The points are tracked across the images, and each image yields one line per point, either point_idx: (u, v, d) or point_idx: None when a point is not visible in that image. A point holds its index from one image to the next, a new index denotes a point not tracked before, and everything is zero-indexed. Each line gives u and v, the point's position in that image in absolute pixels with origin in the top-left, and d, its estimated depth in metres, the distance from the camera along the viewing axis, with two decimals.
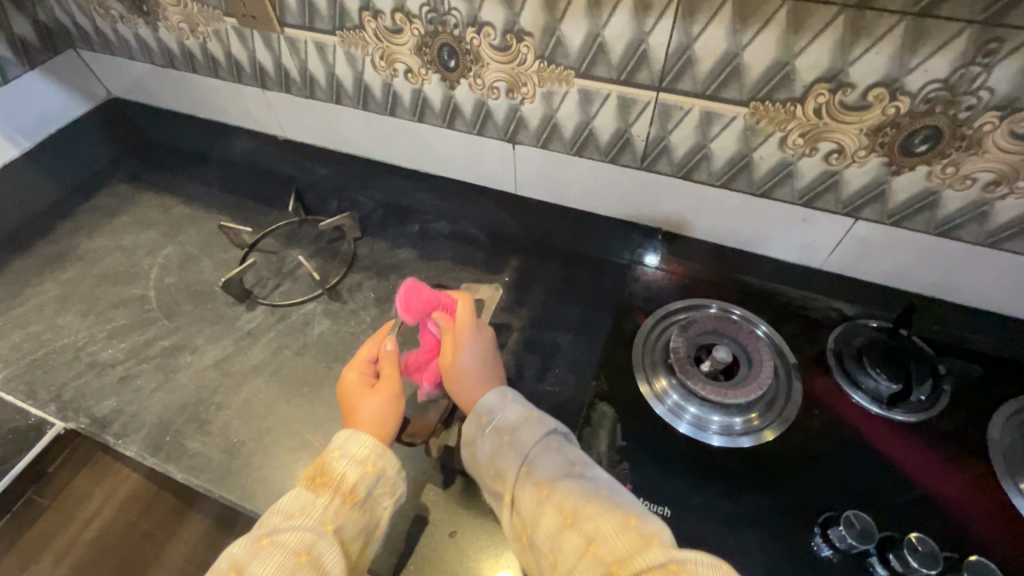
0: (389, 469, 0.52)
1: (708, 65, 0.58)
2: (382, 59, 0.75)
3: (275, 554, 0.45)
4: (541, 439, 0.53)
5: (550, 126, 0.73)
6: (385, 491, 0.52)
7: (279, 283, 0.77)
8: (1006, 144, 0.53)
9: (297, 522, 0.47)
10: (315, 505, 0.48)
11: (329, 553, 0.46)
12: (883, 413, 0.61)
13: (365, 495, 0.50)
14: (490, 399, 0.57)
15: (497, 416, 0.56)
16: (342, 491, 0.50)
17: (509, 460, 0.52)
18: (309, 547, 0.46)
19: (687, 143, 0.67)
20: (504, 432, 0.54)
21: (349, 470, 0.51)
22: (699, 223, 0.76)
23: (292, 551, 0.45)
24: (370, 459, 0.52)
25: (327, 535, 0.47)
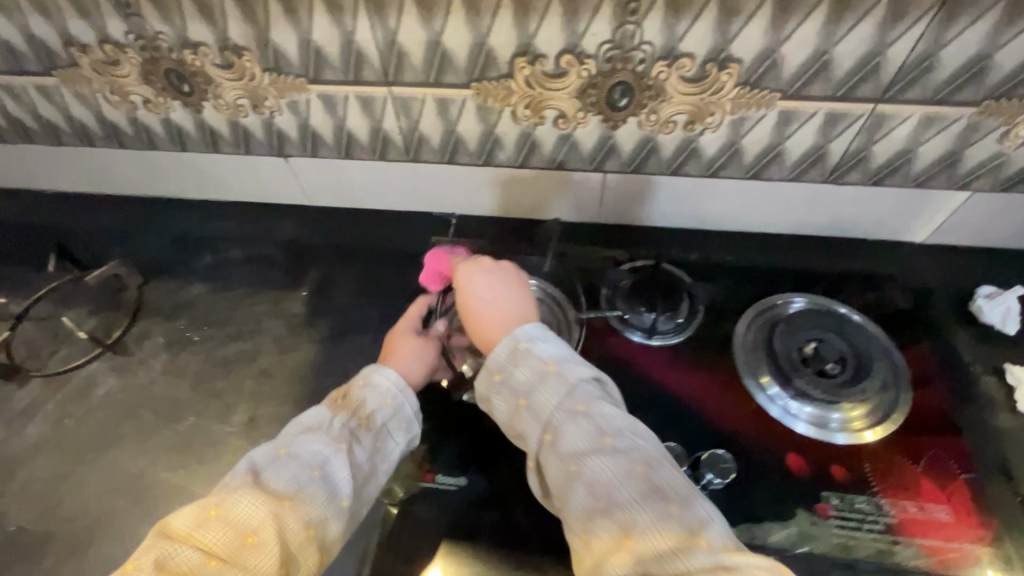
0: (409, 405, 0.55)
1: (419, 55, 0.60)
2: (114, 94, 0.70)
3: (294, 459, 0.49)
4: (563, 401, 0.48)
5: (310, 134, 0.72)
6: (398, 427, 0.54)
7: (56, 349, 0.71)
8: (683, 89, 0.59)
9: (310, 438, 0.50)
10: (336, 422, 0.52)
11: (338, 473, 0.49)
12: (655, 342, 0.67)
13: (379, 426, 0.54)
14: (502, 356, 0.51)
15: (510, 374, 0.50)
16: (362, 415, 0.53)
17: (529, 428, 0.49)
18: (322, 464, 0.49)
19: (437, 129, 0.69)
20: (521, 396, 0.49)
21: (370, 402, 0.54)
22: (484, 201, 0.79)
23: (305, 465, 0.49)
24: (391, 394, 0.55)
25: (339, 455, 0.50)
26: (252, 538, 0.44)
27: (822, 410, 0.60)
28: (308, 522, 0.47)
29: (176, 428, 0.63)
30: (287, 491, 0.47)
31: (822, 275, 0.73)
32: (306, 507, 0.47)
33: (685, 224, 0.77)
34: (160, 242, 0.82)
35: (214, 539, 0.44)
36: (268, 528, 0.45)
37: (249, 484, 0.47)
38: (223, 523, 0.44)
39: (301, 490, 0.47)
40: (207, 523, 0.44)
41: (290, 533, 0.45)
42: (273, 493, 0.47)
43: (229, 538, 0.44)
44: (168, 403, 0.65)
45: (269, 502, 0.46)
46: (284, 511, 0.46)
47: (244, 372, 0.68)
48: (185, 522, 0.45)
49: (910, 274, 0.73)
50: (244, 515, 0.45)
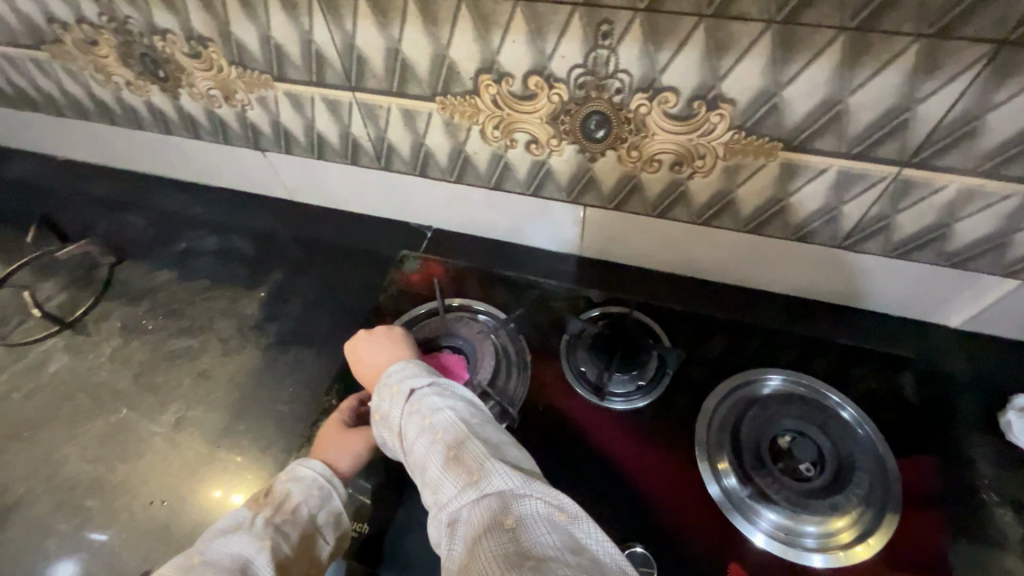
0: (336, 497, 0.50)
1: (379, 62, 0.55)
2: (98, 72, 0.70)
3: (213, 565, 0.41)
4: (403, 406, 0.45)
5: (282, 132, 0.69)
6: (331, 519, 0.48)
7: (23, 319, 0.73)
8: (668, 126, 0.51)
9: (230, 539, 0.43)
10: (261, 520, 0.45)
11: (264, 573, 0.42)
12: (607, 405, 0.60)
13: (307, 518, 0.47)
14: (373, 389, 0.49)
15: (374, 404, 0.48)
16: (287, 510, 0.47)
17: (390, 442, 0.45)
18: (245, 565, 0.41)
19: (405, 141, 0.64)
20: (382, 416, 0.47)
21: (298, 492, 0.48)
22: (460, 219, 0.74)
23: (225, 568, 0.41)
24: (318, 484, 0.49)
25: (266, 551, 0.43)
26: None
27: (791, 520, 0.51)
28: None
29: (108, 418, 0.64)
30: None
31: (829, 348, 0.63)
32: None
33: (675, 269, 0.70)
34: (142, 223, 0.83)
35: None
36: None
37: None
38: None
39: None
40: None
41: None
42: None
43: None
44: (108, 391, 0.66)
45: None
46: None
47: (186, 370, 0.67)
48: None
49: (928, 361, 0.62)
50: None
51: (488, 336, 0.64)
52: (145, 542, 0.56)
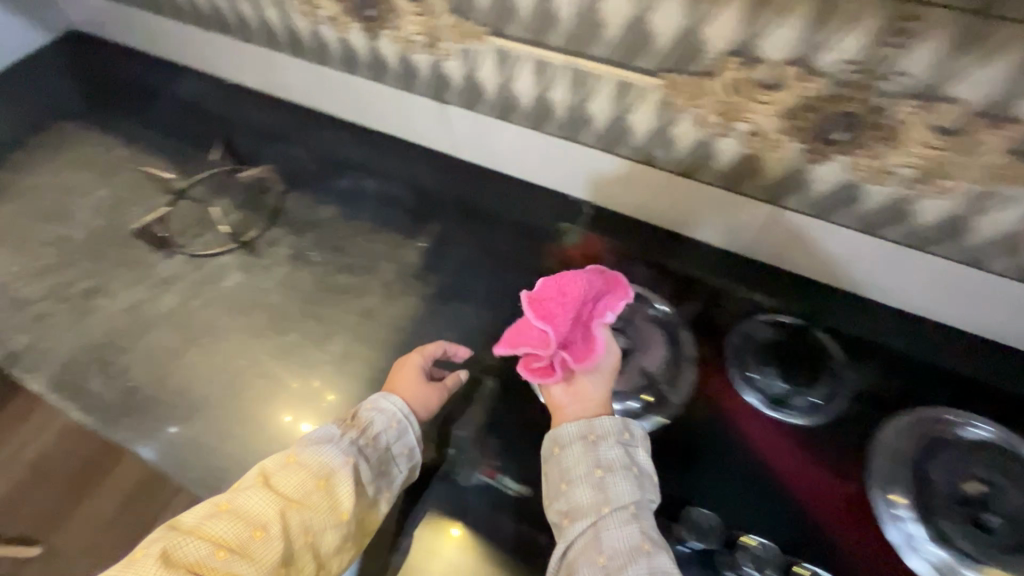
0: (412, 433, 0.55)
1: (616, 30, 0.53)
2: (305, 3, 0.71)
3: (310, 468, 0.50)
4: (626, 490, 0.48)
5: (472, 87, 0.69)
6: (405, 455, 0.54)
7: (200, 232, 0.77)
8: (929, 139, 0.47)
9: (323, 449, 0.52)
10: (344, 440, 0.53)
11: (343, 485, 0.50)
12: (775, 413, 0.58)
13: (382, 446, 0.54)
14: (620, 424, 0.51)
15: (603, 445, 0.50)
16: (369, 436, 0.53)
17: (626, 490, 0.47)
18: (330, 475, 0.50)
19: (605, 113, 0.62)
20: (633, 464, 0.49)
21: (383, 421, 0.54)
22: (629, 201, 0.73)
23: (314, 474, 0.50)
24: (397, 418, 0.55)
25: (345, 468, 0.51)
26: (260, 533, 0.47)
27: (955, 560, 0.48)
28: (309, 530, 0.49)
29: (278, 339, 0.67)
30: (299, 494, 0.49)
31: None
32: (315, 513, 0.49)
33: (853, 288, 0.66)
34: (306, 156, 0.85)
35: (225, 531, 0.47)
36: (276, 525, 0.48)
37: (260, 485, 0.50)
38: (232, 516, 0.48)
39: (309, 496, 0.49)
40: (218, 515, 0.48)
41: (296, 534, 0.48)
42: (284, 495, 0.49)
43: (239, 531, 0.47)
44: (278, 314, 0.69)
45: (279, 501, 0.49)
46: (291, 512, 0.48)
47: (351, 306, 0.69)
48: (194, 515, 0.48)
49: None
50: (254, 511, 0.48)
51: (659, 327, 0.64)
52: None
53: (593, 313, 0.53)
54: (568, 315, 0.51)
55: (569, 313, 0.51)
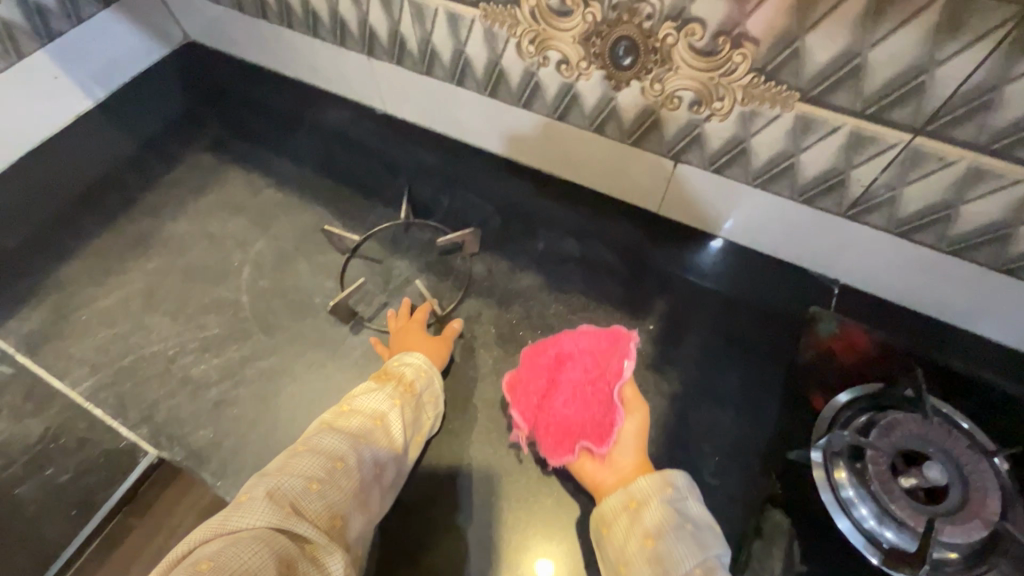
0: (438, 381, 0.58)
1: (1011, 115, 0.43)
2: (532, 43, 0.61)
3: (359, 412, 0.53)
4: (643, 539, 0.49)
5: (735, 151, 0.58)
6: (432, 400, 0.57)
7: (386, 301, 0.67)
8: None
9: (370, 398, 0.55)
10: (385, 388, 0.56)
11: (398, 419, 0.54)
12: None
13: (424, 390, 0.57)
14: (681, 479, 0.52)
15: (655, 505, 0.50)
16: (410, 381, 0.57)
17: (681, 551, 0.47)
18: (384, 415, 0.54)
19: (928, 198, 0.52)
20: (687, 520, 0.49)
21: (409, 371, 0.57)
22: (898, 284, 0.62)
23: (370, 415, 0.53)
24: (426, 369, 0.57)
25: (397, 408, 0.54)
26: (340, 463, 0.49)
27: None
28: (380, 463, 0.52)
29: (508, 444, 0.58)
30: (359, 431, 0.52)
31: None
32: (380, 446, 0.52)
33: None
34: (490, 209, 0.75)
35: (305, 468, 0.48)
36: (351, 457, 0.50)
37: (324, 429, 0.52)
38: (309, 455, 0.49)
39: (371, 431, 0.53)
40: (298, 456, 0.49)
41: (367, 463, 0.51)
42: (348, 433, 0.52)
43: (322, 464, 0.49)
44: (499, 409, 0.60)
45: (347, 438, 0.51)
46: (359, 444, 0.51)
47: None
48: (272, 465, 0.49)
49: None
50: (327, 447, 0.50)
51: (983, 456, 0.51)
52: None
53: (611, 384, 0.55)
54: (536, 392, 0.56)
55: (542, 380, 0.57)
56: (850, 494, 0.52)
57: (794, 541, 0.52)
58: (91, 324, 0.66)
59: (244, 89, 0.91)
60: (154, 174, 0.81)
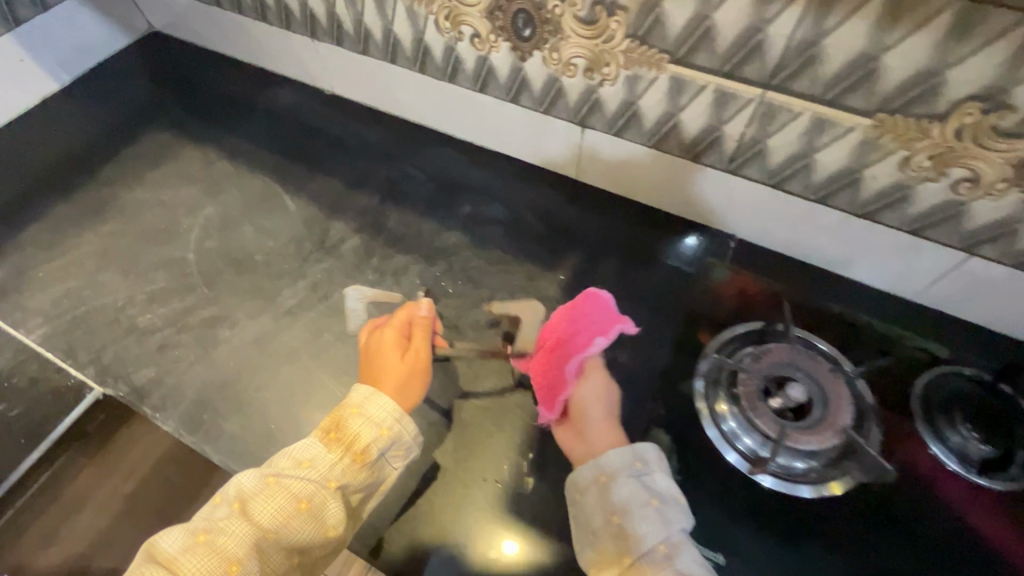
0: (407, 434, 0.54)
1: (833, 66, 0.49)
2: (447, 19, 0.67)
3: (275, 496, 0.50)
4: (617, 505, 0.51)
5: (629, 113, 0.65)
6: (397, 455, 0.54)
7: (322, 258, 0.73)
8: None
9: (304, 473, 0.51)
10: (323, 460, 0.52)
11: (328, 506, 0.50)
12: (968, 475, 0.54)
13: (375, 458, 0.53)
14: (649, 452, 0.54)
15: (626, 476, 0.52)
16: (357, 451, 0.52)
17: (645, 529, 0.49)
18: (310, 497, 0.50)
19: (788, 149, 0.58)
20: (654, 495, 0.51)
21: (370, 433, 0.53)
22: (782, 236, 0.68)
23: (294, 497, 0.50)
24: (388, 424, 0.53)
25: (330, 490, 0.51)
26: (236, 567, 0.47)
27: None
28: (293, 556, 0.50)
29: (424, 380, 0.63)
30: (273, 523, 0.49)
31: None
32: (296, 541, 0.49)
33: None
34: (423, 177, 0.81)
35: (195, 569, 0.46)
36: (251, 560, 0.47)
37: (236, 515, 0.49)
38: (208, 551, 0.47)
39: (288, 522, 0.49)
40: (195, 550, 0.47)
41: (273, 562, 0.49)
42: (259, 524, 0.49)
43: (214, 568, 0.46)
44: None
45: (254, 534, 0.48)
46: (267, 543, 0.49)
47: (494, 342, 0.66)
48: (172, 545, 0.47)
49: None
50: (229, 544, 0.47)
51: (842, 377, 0.58)
52: (484, 519, 0.55)
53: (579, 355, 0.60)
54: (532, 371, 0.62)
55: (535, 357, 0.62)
56: (731, 425, 0.57)
57: (673, 456, 0.57)
58: (47, 279, 0.71)
59: (203, 73, 0.97)
60: (110, 150, 0.87)
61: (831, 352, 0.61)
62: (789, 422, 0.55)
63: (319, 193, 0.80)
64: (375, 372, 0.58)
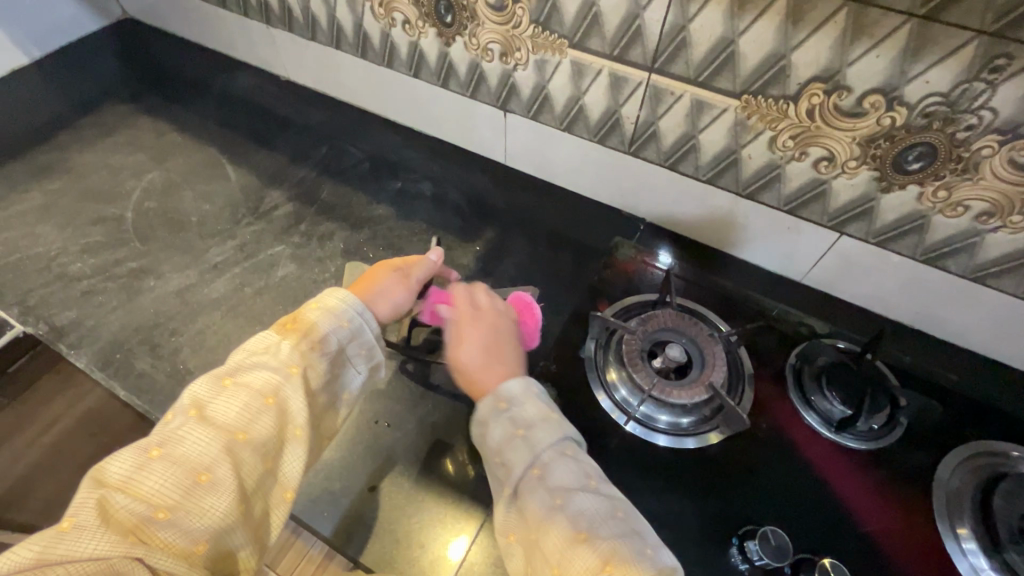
0: (369, 333, 0.53)
1: (702, 50, 0.55)
2: (381, 6, 0.73)
3: (241, 394, 0.46)
4: (509, 429, 0.49)
5: (541, 97, 0.70)
6: (361, 354, 0.52)
7: (253, 222, 0.77)
8: (1005, 173, 0.49)
9: (262, 366, 0.47)
10: (281, 350, 0.48)
11: (294, 399, 0.47)
12: (833, 437, 0.59)
13: (338, 352, 0.51)
14: (513, 388, 0.51)
15: (516, 406, 0.50)
16: (318, 340, 0.50)
17: (519, 458, 0.47)
18: (275, 391, 0.47)
19: (676, 131, 0.63)
20: (524, 424, 0.49)
21: (329, 325, 0.51)
22: (683, 219, 0.73)
23: (257, 393, 0.46)
24: (349, 318, 0.52)
25: (294, 380, 0.47)
26: (206, 477, 0.42)
27: None
28: (268, 458, 0.45)
29: None
30: (240, 422, 0.45)
31: None
32: (264, 442, 0.45)
33: (901, 317, 0.67)
34: (362, 156, 0.86)
35: (159, 484, 0.41)
36: (224, 466, 0.42)
37: (194, 421, 0.44)
38: (168, 465, 0.42)
39: (255, 420, 0.45)
40: (149, 466, 0.41)
41: (247, 468, 0.44)
42: (225, 428, 0.44)
43: (178, 481, 0.41)
44: None
45: (220, 438, 0.43)
46: (238, 446, 0.44)
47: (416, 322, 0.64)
48: (123, 468, 0.41)
49: None
50: (192, 454, 0.42)
51: (719, 341, 0.61)
52: (371, 458, 0.58)
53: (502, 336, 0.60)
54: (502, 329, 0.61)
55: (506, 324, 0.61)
56: (623, 392, 0.60)
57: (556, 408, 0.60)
58: None
59: (166, 55, 1.02)
60: (64, 117, 0.91)
61: (717, 322, 0.65)
62: (671, 381, 0.59)
63: (260, 165, 0.84)
64: (366, 285, 0.58)
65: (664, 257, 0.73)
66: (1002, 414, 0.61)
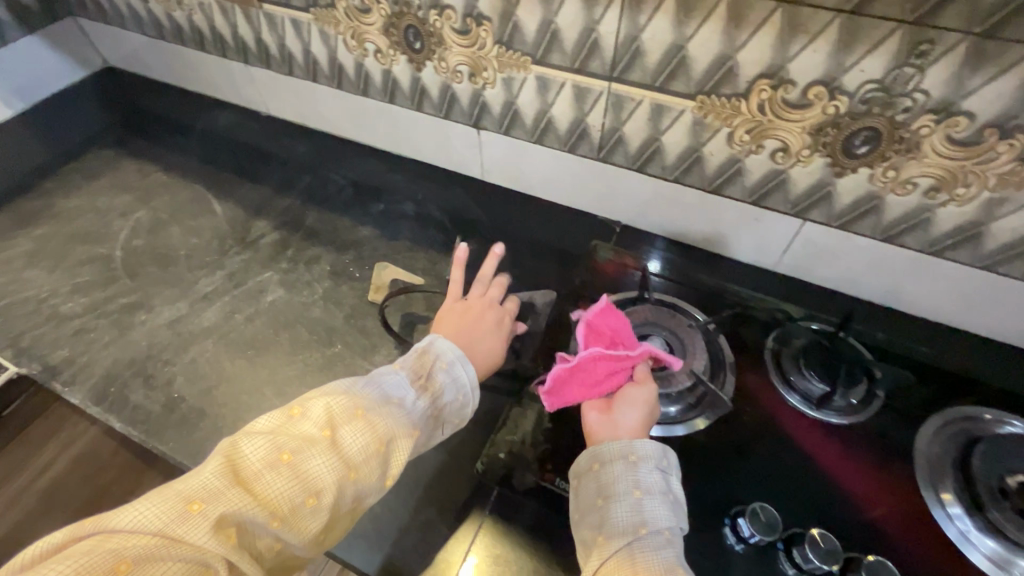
0: (471, 406, 0.52)
1: (655, 57, 0.59)
2: (353, 38, 0.77)
3: (376, 428, 0.45)
4: (593, 491, 0.47)
5: (511, 113, 0.74)
6: (453, 421, 0.51)
7: (239, 251, 0.79)
8: (944, 150, 0.53)
9: (393, 413, 0.47)
10: (414, 406, 0.48)
11: (404, 456, 0.46)
12: (816, 414, 0.60)
13: (445, 417, 0.51)
14: (611, 451, 0.48)
15: (607, 472, 0.47)
16: (439, 404, 0.50)
17: (588, 521, 0.46)
18: (392, 441, 0.45)
19: (640, 135, 0.67)
20: (602, 493, 0.47)
21: (450, 394, 0.51)
22: (657, 219, 0.76)
23: (379, 436, 0.45)
24: (464, 390, 0.51)
25: (410, 439, 0.46)
26: (312, 500, 0.42)
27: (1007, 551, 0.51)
28: (359, 502, 0.45)
29: (324, 352, 0.68)
30: (358, 460, 0.44)
31: None
32: (371, 484, 0.44)
33: (873, 297, 0.69)
34: (343, 181, 0.89)
35: (277, 492, 0.41)
36: (332, 495, 0.42)
37: (324, 442, 0.43)
38: (292, 474, 0.42)
39: (368, 462, 0.44)
40: (278, 468, 0.41)
41: (343, 504, 0.43)
42: (345, 460, 0.43)
43: (293, 494, 0.41)
44: (321, 327, 0.70)
45: (339, 471, 0.43)
46: (348, 484, 0.43)
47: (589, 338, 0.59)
48: (255, 455, 0.42)
49: None
50: (313, 472, 0.42)
51: (698, 330, 0.64)
52: None
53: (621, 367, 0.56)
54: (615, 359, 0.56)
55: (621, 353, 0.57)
56: None
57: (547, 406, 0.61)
58: None
59: (147, 99, 1.05)
60: (51, 165, 0.93)
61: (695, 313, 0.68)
62: (656, 372, 0.61)
63: (245, 198, 0.87)
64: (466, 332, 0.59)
65: (654, 263, 0.74)
66: (973, 380, 0.63)
